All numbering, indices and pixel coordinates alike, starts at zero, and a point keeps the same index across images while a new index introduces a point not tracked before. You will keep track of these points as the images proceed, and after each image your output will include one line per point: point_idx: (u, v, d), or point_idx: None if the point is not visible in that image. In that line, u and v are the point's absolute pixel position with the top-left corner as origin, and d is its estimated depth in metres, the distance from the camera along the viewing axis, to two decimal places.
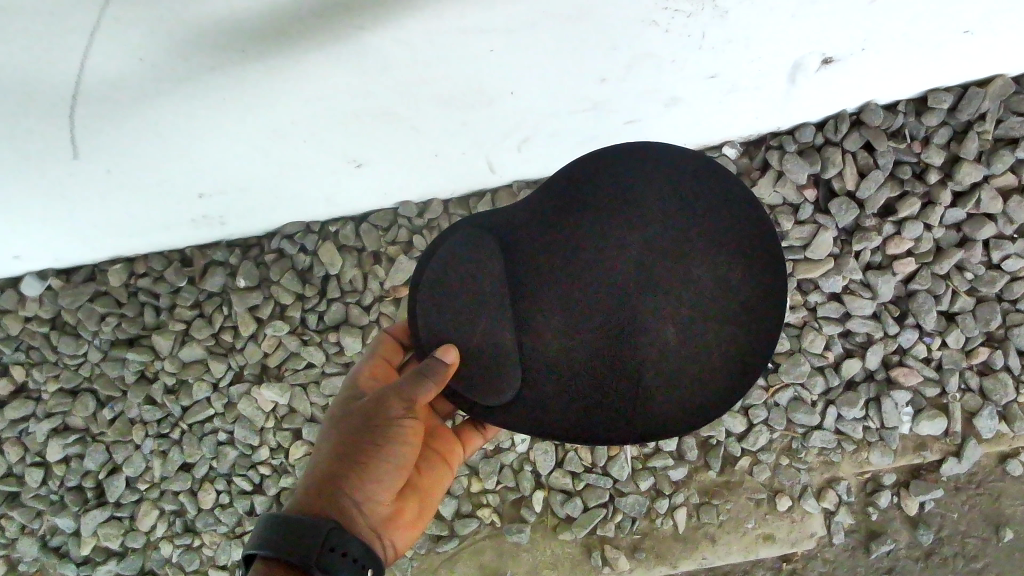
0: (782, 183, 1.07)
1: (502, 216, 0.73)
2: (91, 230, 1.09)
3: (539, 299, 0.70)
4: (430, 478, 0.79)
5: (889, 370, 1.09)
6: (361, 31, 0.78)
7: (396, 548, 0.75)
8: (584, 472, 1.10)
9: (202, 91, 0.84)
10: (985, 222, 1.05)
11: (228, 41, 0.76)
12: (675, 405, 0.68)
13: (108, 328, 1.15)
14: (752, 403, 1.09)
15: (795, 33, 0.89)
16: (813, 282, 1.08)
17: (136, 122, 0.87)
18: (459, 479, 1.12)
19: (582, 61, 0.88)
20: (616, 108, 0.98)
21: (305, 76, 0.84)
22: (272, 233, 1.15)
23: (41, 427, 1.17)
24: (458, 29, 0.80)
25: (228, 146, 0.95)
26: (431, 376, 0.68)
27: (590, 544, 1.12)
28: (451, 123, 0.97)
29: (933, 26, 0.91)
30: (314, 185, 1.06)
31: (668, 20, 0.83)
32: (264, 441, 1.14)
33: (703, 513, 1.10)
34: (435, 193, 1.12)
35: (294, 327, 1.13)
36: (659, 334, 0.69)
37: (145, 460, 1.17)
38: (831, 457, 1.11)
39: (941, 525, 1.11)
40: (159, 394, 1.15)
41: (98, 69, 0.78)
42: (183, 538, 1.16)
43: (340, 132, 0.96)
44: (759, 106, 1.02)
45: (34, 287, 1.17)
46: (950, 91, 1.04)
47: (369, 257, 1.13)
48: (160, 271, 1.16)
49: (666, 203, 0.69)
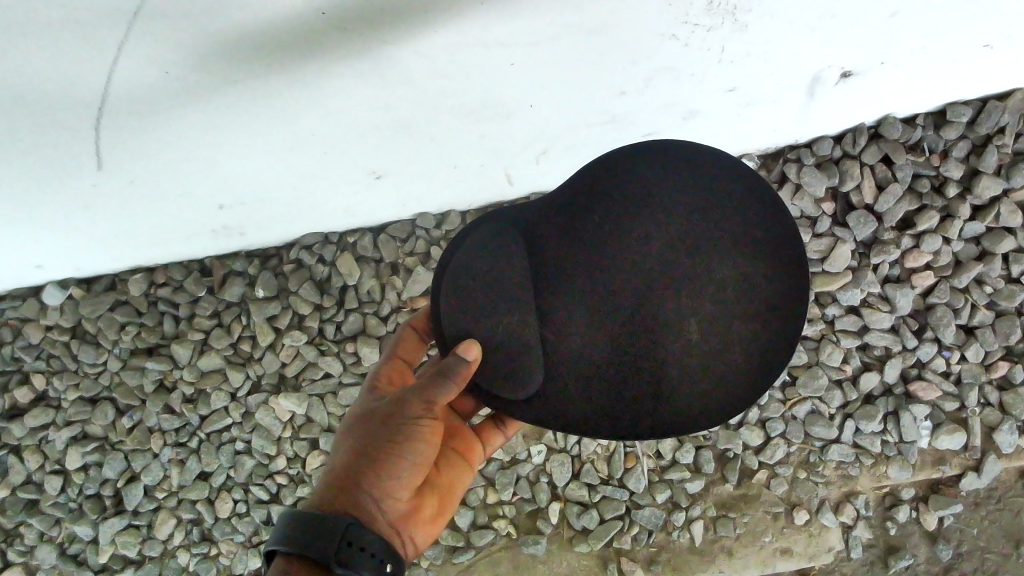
0: (799, 196, 1.08)
1: (525, 213, 0.73)
2: (113, 241, 1.10)
3: (562, 296, 0.70)
4: (450, 476, 0.80)
5: (907, 384, 1.09)
6: (385, 45, 0.79)
7: (415, 545, 0.75)
8: (600, 484, 1.11)
9: (227, 105, 0.85)
10: (1004, 236, 1.05)
11: (254, 54, 0.77)
12: (698, 401, 0.69)
13: (128, 337, 1.16)
14: (769, 416, 1.09)
15: (816, 47, 0.89)
16: (830, 294, 1.08)
17: (159, 135, 0.88)
18: (475, 489, 1.12)
19: (602, 74, 0.89)
20: (633, 121, 0.99)
21: (329, 89, 0.85)
22: (291, 244, 1.16)
23: (61, 435, 1.18)
24: (481, 42, 0.80)
25: (250, 159, 0.96)
26: (453, 376, 0.68)
27: (606, 556, 1.12)
28: (471, 135, 0.97)
29: (954, 40, 0.91)
30: (334, 196, 1.07)
31: (688, 34, 0.84)
32: (281, 450, 1.15)
33: (720, 526, 1.10)
34: (453, 205, 1.13)
35: (312, 337, 1.14)
36: (681, 333, 0.69)
37: (163, 469, 1.17)
38: (849, 471, 1.10)
39: (961, 541, 1.10)
40: (177, 403, 1.16)
41: (125, 82, 0.79)
42: (200, 547, 1.16)
43: (361, 145, 0.96)
44: (777, 120, 1.02)
45: (55, 296, 1.18)
46: (969, 105, 1.04)
47: (387, 268, 1.14)
48: (180, 281, 1.17)
49: (690, 203, 0.69)
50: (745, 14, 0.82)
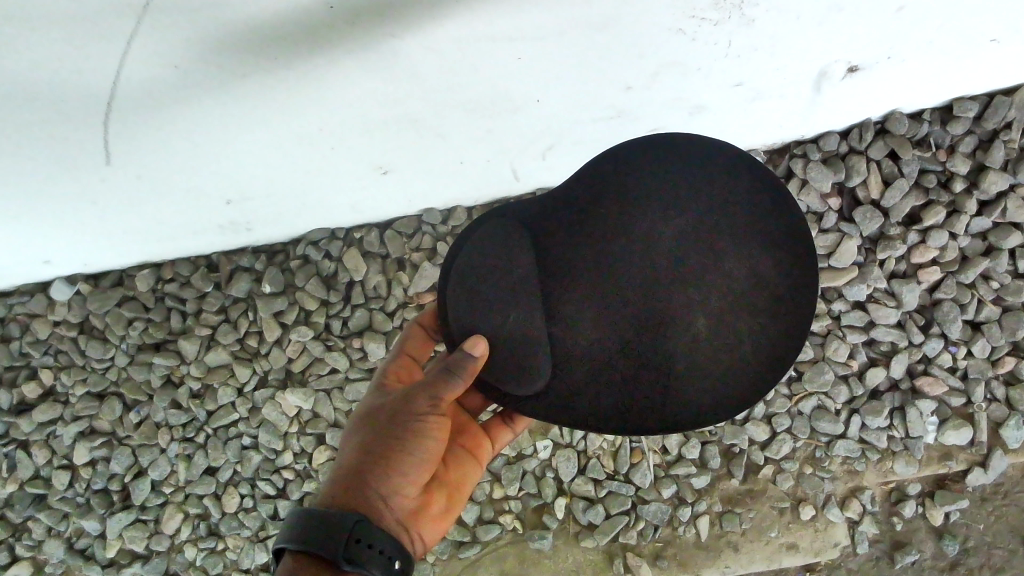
0: (806, 192, 1.08)
1: (532, 207, 0.73)
2: (122, 236, 1.10)
3: (569, 291, 0.70)
4: (456, 473, 0.80)
5: (913, 379, 1.09)
6: (392, 39, 0.79)
7: (424, 542, 0.74)
8: (606, 479, 1.11)
9: (234, 100, 0.85)
10: (1011, 231, 1.05)
11: (261, 49, 0.78)
12: (707, 395, 0.69)
13: (135, 332, 1.17)
14: (775, 411, 1.09)
15: (823, 41, 0.89)
16: (837, 290, 1.08)
17: (167, 130, 0.89)
18: (481, 484, 1.12)
19: (609, 69, 0.89)
20: (639, 117, 0.99)
21: (337, 84, 0.85)
22: (297, 239, 1.17)
23: (68, 430, 1.19)
24: (488, 37, 0.80)
25: (259, 154, 0.96)
26: (460, 372, 0.68)
27: (612, 551, 1.12)
28: (476, 130, 0.98)
29: (960, 35, 0.91)
30: (341, 192, 1.07)
31: (694, 29, 0.84)
32: (288, 446, 1.15)
33: (726, 522, 1.10)
34: (460, 201, 1.13)
35: (318, 332, 1.15)
36: (688, 328, 0.69)
37: (170, 464, 1.18)
38: (855, 466, 1.10)
39: (967, 536, 1.10)
40: (184, 398, 1.16)
41: (133, 77, 0.79)
42: (207, 542, 1.17)
43: (368, 140, 0.97)
44: (783, 116, 1.02)
45: (63, 292, 1.19)
46: (975, 100, 1.04)
47: (393, 264, 1.14)
48: (186, 277, 1.17)
49: (696, 196, 0.69)
50: (752, 7, 0.82)
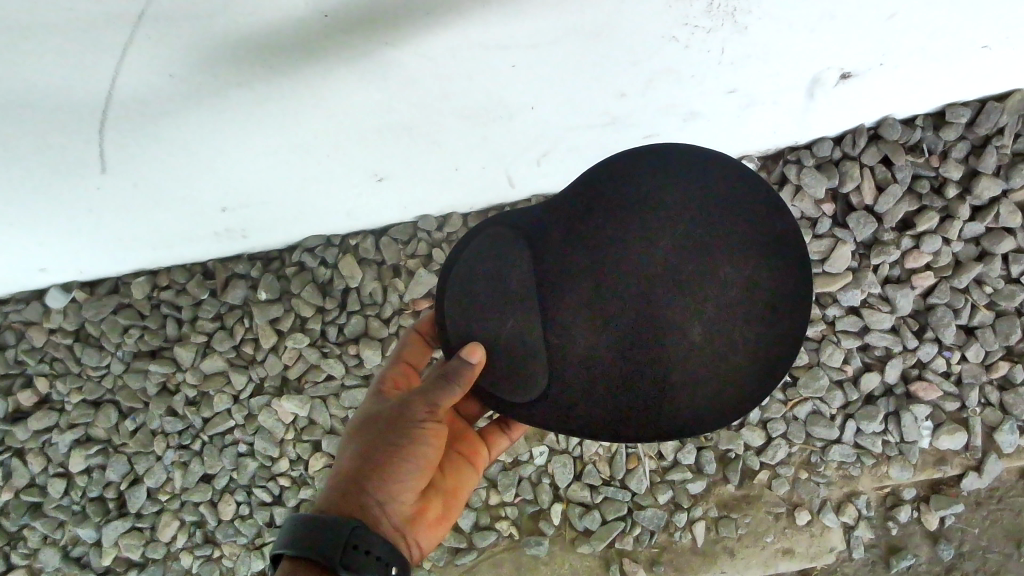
0: (800, 197, 1.08)
1: (528, 215, 0.73)
2: (118, 244, 1.10)
3: (566, 299, 0.70)
4: (453, 479, 0.80)
5: (908, 384, 1.09)
6: (388, 48, 0.79)
7: (421, 547, 0.75)
8: (602, 485, 1.11)
9: (230, 107, 0.85)
10: (1004, 236, 1.06)
11: (257, 57, 0.78)
12: (700, 402, 0.69)
13: (131, 340, 1.17)
14: (771, 416, 1.10)
15: (816, 48, 0.89)
16: (831, 295, 1.09)
17: (163, 138, 0.89)
18: (477, 491, 1.12)
19: (603, 78, 0.90)
20: (634, 124, 0.99)
21: (333, 92, 0.85)
22: (293, 246, 1.17)
23: (64, 438, 1.19)
24: (483, 45, 0.81)
25: (254, 161, 0.97)
26: (457, 379, 0.68)
27: (609, 556, 1.12)
28: (472, 137, 0.98)
29: (952, 41, 0.91)
30: (337, 199, 1.07)
31: (688, 36, 0.84)
32: (284, 452, 1.15)
33: (723, 527, 1.10)
34: (454, 208, 1.14)
35: (314, 339, 1.15)
36: (683, 336, 0.69)
37: (166, 471, 1.18)
38: (850, 471, 1.11)
39: (962, 541, 1.11)
40: (181, 405, 1.16)
41: (129, 85, 0.80)
42: (204, 549, 1.17)
43: (364, 148, 0.97)
44: (778, 121, 1.03)
45: (59, 299, 1.19)
46: (967, 106, 1.04)
47: (389, 270, 1.14)
48: (182, 284, 1.17)
49: (692, 205, 0.70)
50: (744, 15, 0.82)
